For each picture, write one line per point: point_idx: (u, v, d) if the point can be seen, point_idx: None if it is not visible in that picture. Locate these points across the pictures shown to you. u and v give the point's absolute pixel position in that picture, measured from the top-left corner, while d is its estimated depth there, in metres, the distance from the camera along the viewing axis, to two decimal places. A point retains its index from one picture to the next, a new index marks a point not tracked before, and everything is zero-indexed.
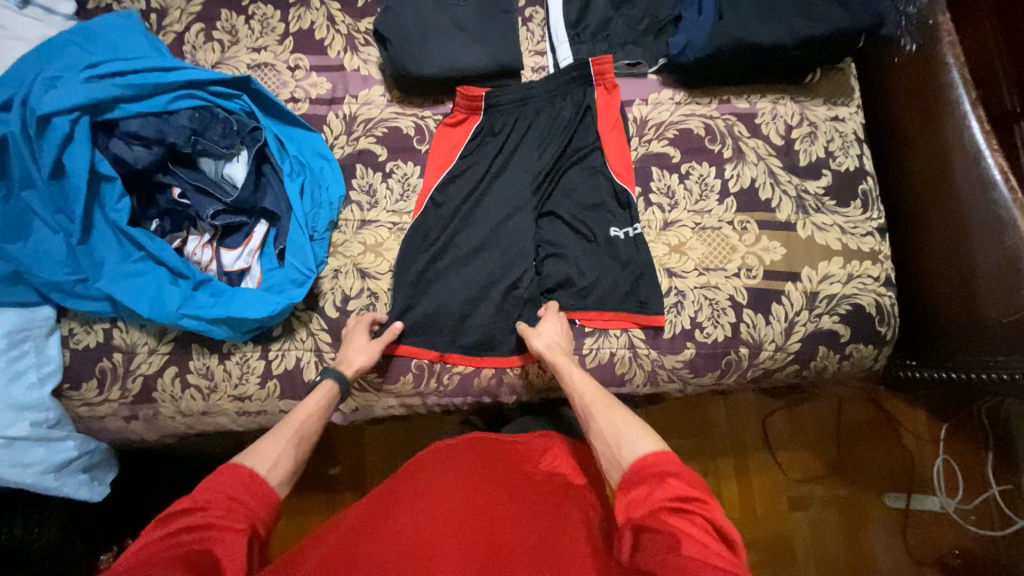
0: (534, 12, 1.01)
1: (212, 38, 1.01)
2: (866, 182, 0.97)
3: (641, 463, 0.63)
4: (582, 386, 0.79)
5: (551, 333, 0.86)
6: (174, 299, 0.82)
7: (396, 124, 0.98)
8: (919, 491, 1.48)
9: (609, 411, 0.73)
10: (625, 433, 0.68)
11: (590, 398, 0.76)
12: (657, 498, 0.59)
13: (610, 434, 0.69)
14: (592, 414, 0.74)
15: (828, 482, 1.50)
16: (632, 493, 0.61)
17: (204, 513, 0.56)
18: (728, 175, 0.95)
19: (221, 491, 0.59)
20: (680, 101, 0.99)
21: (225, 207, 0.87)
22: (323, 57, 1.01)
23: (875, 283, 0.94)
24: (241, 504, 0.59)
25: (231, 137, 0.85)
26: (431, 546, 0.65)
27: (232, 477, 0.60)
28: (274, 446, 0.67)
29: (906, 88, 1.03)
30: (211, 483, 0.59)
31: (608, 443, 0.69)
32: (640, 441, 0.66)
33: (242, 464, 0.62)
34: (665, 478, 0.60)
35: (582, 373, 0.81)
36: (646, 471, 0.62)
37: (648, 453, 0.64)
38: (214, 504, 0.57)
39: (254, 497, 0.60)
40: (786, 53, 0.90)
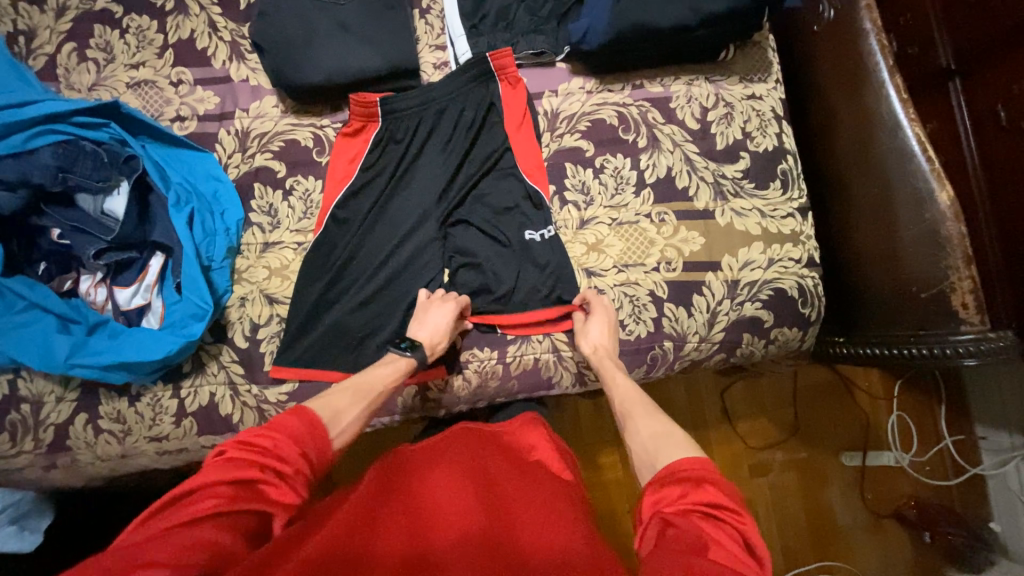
0: (432, 3, 0.94)
1: (87, 57, 0.94)
2: (785, 161, 0.94)
3: (679, 464, 0.58)
4: (626, 392, 0.77)
5: (599, 331, 0.84)
6: (63, 348, 0.78)
7: (293, 136, 0.92)
8: (874, 448, 1.51)
9: (652, 416, 0.71)
10: (666, 437, 0.65)
11: (632, 405, 0.74)
12: (693, 500, 0.54)
13: (652, 437, 0.66)
14: (634, 419, 0.71)
15: (788, 447, 1.52)
16: (665, 491, 0.56)
17: (276, 457, 0.58)
18: (643, 165, 0.92)
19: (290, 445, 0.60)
20: (591, 90, 0.94)
21: (110, 245, 0.82)
22: (207, 69, 0.94)
23: (797, 265, 0.92)
24: (308, 455, 0.61)
25: (105, 170, 0.80)
26: (439, 526, 0.59)
27: (310, 430, 0.63)
28: (340, 406, 0.70)
29: (826, 57, 0.99)
30: (291, 426, 0.61)
31: (648, 446, 0.66)
32: (682, 448, 0.62)
33: (320, 418, 0.65)
34: (705, 482, 0.55)
35: (628, 382, 0.79)
36: (684, 471, 0.57)
37: (680, 458, 0.59)
38: (287, 452, 0.59)
39: (317, 454, 0.62)
40: (691, 33, 0.85)
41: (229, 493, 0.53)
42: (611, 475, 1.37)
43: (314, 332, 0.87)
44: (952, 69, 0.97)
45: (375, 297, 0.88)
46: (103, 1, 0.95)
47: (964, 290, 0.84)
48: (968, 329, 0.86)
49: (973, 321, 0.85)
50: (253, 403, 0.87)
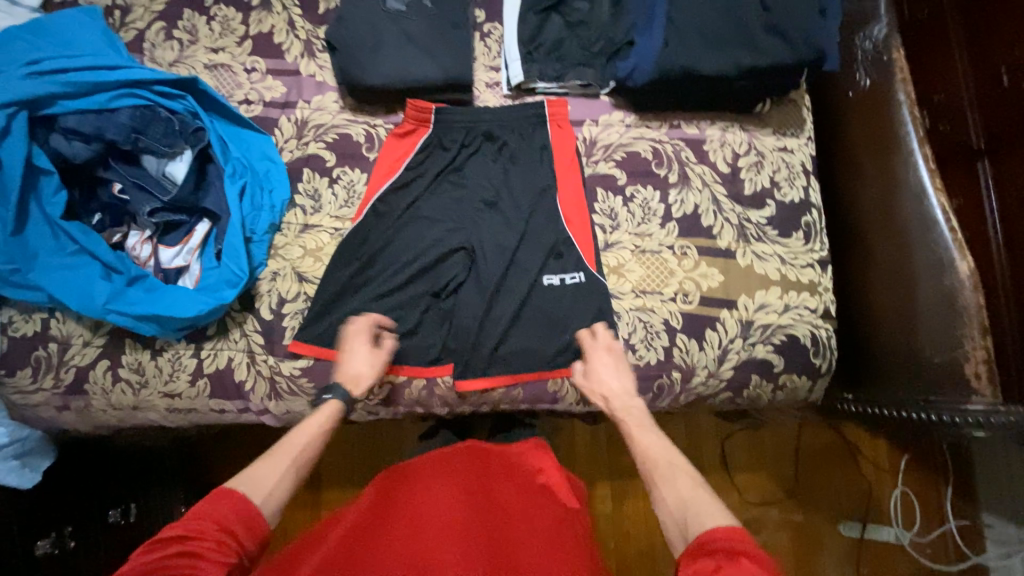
0: (492, 28, 1.02)
1: (173, 37, 1.02)
2: (810, 214, 0.97)
3: (710, 535, 0.59)
4: (653, 449, 0.76)
5: (621, 380, 0.86)
6: (103, 294, 0.82)
7: (347, 130, 0.98)
8: (874, 521, 1.46)
9: (679, 482, 0.70)
10: (691, 501, 0.67)
11: (660, 464, 0.74)
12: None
13: (675, 504, 0.67)
14: (657, 484, 0.71)
15: (785, 507, 1.48)
16: (699, 563, 0.58)
17: (198, 547, 0.58)
18: (671, 200, 0.96)
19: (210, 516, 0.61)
20: (630, 124, 0.99)
21: (164, 205, 0.88)
22: (280, 61, 1.01)
23: (812, 314, 0.94)
24: (231, 533, 0.61)
25: (174, 136, 0.86)
26: (435, 540, 0.64)
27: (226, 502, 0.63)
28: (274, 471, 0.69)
29: (858, 124, 1.03)
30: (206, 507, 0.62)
31: (673, 513, 0.67)
32: (714, 510, 0.64)
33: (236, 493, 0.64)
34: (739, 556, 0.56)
35: (655, 435, 0.78)
36: (714, 544, 0.58)
37: (715, 526, 0.61)
38: (206, 535, 0.59)
39: (250, 535, 0.62)
40: (732, 83, 0.90)
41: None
42: (602, 506, 1.35)
43: (337, 313, 0.90)
44: (982, 149, 0.93)
45: (399, 291, 0.92)
46: None
47: (978, 360, 0.85)
48: (978, 399, 0.85)
49: (984, 392, 0.85)
50: (267, 372, 0.90)
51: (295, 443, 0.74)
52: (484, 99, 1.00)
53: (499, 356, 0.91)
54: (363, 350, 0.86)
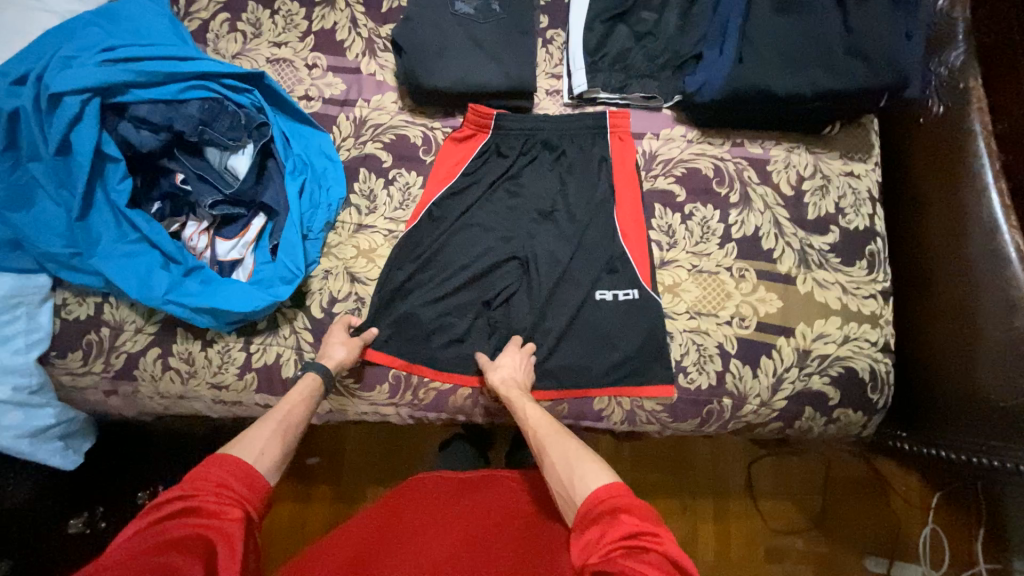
0: (555, 35, 1.00)
1: (236, 29, 1.03)
2: (875, 243, 0.94)
3: (587, 501, 0.60)
4: (540, 424, 0.76)
5: (510, 365, 0.85)
6: (162, 283, 0.83)
7: (404, 132, 0.98)
8: (902, 558, 1.39)
9: (560, 446, 0.70)
10: (577, 463, 0.66)
11: (546, 435, 0.73)
12: (610, 540, 0.56)
13: (562, 472, 0.67)
14: (546, 453, 0.71)
15: (810, 537, 1.43)
16: (584, 536, 0.59)
17: (200, 503, 0.59)
18: (731, 221, 0.93)
19: (210, 482, 0.61)
20: (692, 139, 0.97)
21: (224, 198, 0.88)
22: (341, 58, 1.01)
23: (872, 347, 0.91)
24: (232, 491, 0.61)
25: (239, 130, 0.87)
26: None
27: (219, 464, 0.63)
28: (262, 438, 0.69)
29: (925, 151, 0.99)
30: (201, 477, 0.61)
31: (560, 481, 0.66)
32: (596, 473, 0.63)
33: (230, 455, 0.65)
34: (617, 515, 0.57)
35: (536, 409, 0.78)
36: (596, 510, 0.59)
37: (592, 487, 0.62)
38: (204, 490, 0.60)
39: (251, 492, 0.63)
40: (805, 103, 0.87)
41: (154, 548, 0.54)
42: None
43: (388, 316, 0.90)
44: None
45: (449, 298, 0.91)
46: None
47: None
48: None
49: None
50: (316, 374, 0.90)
51: (282, 409, 0.76)
52: (543, 107, 0.98)
53: (546, 370, 0.89)
54: (342, 354, 0.84)
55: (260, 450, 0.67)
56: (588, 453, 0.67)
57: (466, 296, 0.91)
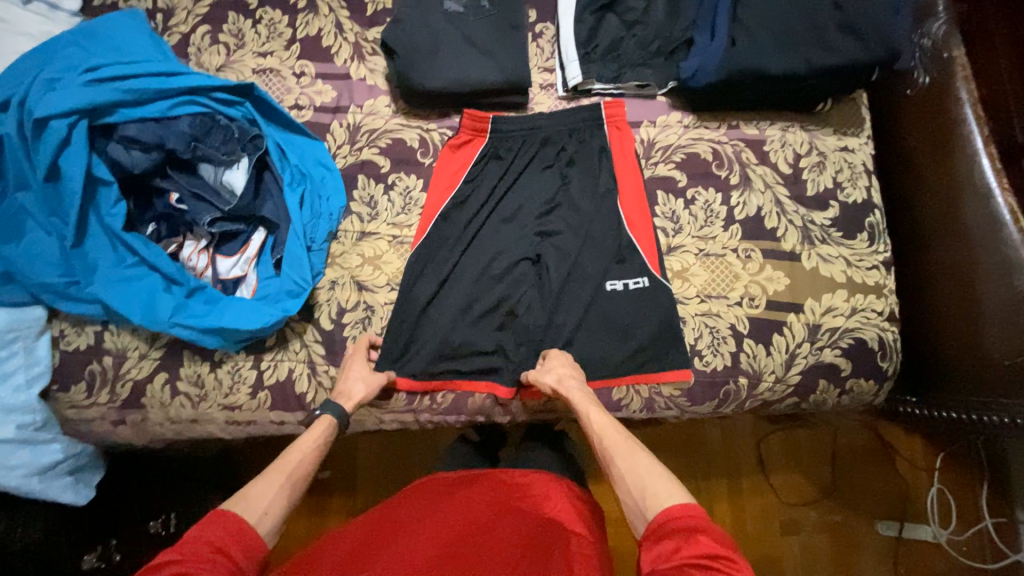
0: (545, 28, 1.00)
1: (218, 41, 1.00)
2: (873, 215, 0.95)
3: (665, 516, 0.59)
4: (603, 430, 0.74)
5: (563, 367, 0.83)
6: (166, 307, 0.81)
7: (401, 135, 0.97)
8: (911, 519, 1.42)
9: (632, 458, 0.68)
10: (648, 479, 0.65)
11: (612, 442, 0.72)
12: (686, 554, 0.54)
13: (635, 487, 0.65)
14: (615, 463, 0.69)
15: (821, 508, 1.45)
16: (657, 547, 0.57)
17: (190, 573, 0.54)
18: (733, 202, 0.94)
19: (205, 544, 0.57)
20: (689, 124, 0.97)
21: (223, 215, 0.86)
22: (329, 65, 0.99)
23: (879, 317, 0.92)
24: (228, 557, 0.58)
25: (232, 144, 0.85)
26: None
27: (218, 526, 0.59)
28: (267, 495, 0.65)
29: (913, 121, 1.01)
30: (199, 537, 0.58)
31: (633, 496, 0.65)
32: (665, 490, 0.63)
33: (231, 514, 0.61)
34: (694, 532, 0.56)
35: (600, 413, 0.76)
36: (674, 523, 0.58)
37: (669, 504, 0.61)
38: (200, 557, 0.56)
39: (245, 556, 0.59)
40: (800, 82, 0.88)
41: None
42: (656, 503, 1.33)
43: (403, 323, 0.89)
44: None
45: (461, 301, 0.90)
46: None
47: None
48: None
49: None
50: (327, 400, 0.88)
51: (292, 458, 0.70)
52: (538, 102, 0.98)
53: None
54: (361, 370, 0.83)
55: (264, 509, 0.63)
56: (664, 470, 0.66)
57: (477, 297, 0.90)
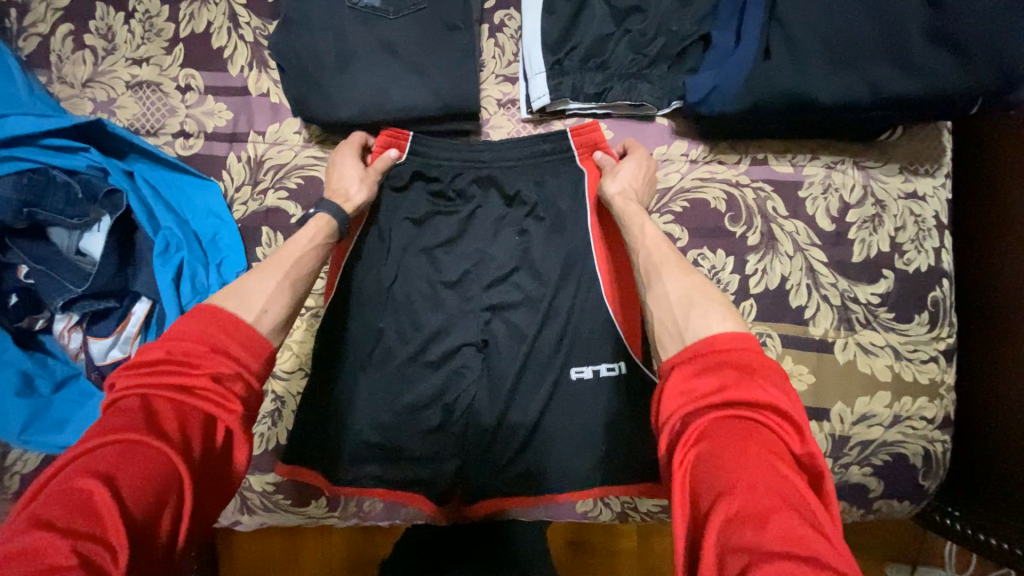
0: (506, 18, 0.74)
1: (83, 44, 0.77)
2: (940, 287, 0.71)
3: (706, 340, 0.44)
4: (653, 243, 0.57)
5: (630, 178, 0.67)
6: (17, 418, 0.65)
7: (316, 173, 0.74)
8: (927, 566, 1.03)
9: (676, 280, 0.51)
10: (699, 306, 0.48)
11: (661, 257, 0.55)
12: (734, 404, 0.39)
13: (678, 299, 0.49)
14: (659, 275, 0.53)
15: None
16: (693, 385, 0.41)
17: (182, 381, 0.42)
18: (749, 270, 0.71)
19: (196, 350, 0.44)
20: (697, 159, 0.72)
21: (83, 294, 0.68)
22: (221, 75, 0.76)
23: (928, 426, 0.71)
24: (225, 367, 0.44)
25: (80, 205, 0.68)
26: None
27: (222, 327, 0.46)
28: (262, 291, 0.51)
29: (1008, 149, 0.72)
30: (188, 331, 0.45)
31: (670, 313, 0.49)
32: (714, 320, 0.45)
33: (227, 312, 0.47)
34: (750, 376, 0.40)
35: (656, 230, 0.59)
36: (716, 355, 0.42)
37: (716, 333, 0.44)
38: (191, 371, 0.43)
39: (250, 367, 0.46)
40: (857, 115, 0.62)
41: (84, 488, 0.35)
42: None
43: (319, 426, 0.70)
44: None
45: (388, 396, 0.71)
46: None
47: None
48: None
49: None
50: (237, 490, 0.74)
51: (289, 256, 0.56)
52: (495, 125, 0.74)
53: (518, 475, 0.71)
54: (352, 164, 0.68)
55: (263, 308, 0.50)
56: (723, 296, 0.48)
57: (408, 389, 0.71)
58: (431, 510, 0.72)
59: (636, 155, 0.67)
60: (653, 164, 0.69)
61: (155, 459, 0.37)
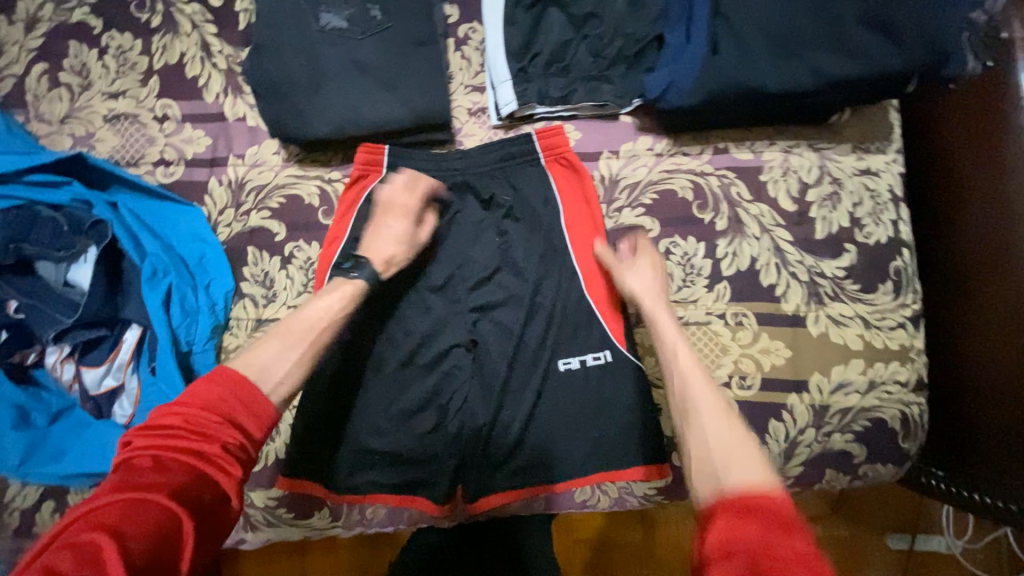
0: (470, 32, 0.77)
1: (59, 82, 0.78)
2: (901, 257, 0.75)
3: (742, 493, 0.44)
4: (685, 373, 0.57)
5: (646, 281, 0.67)
6: (15, 451, 0.66)
7: (297, 191, 0.76)
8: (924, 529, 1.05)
9: (718, 424, 0.52)
10: (738, 454, 0.48)
11: (696, 393, 0.55)
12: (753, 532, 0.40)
13: (715, 444, 0.50)
14: (696, 414, 0.53)
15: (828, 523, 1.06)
16: (721, 524, 0.42)
17: (189, 440, 0.45)
18: (720, 253, 0.74)
19: (206, 407, 0.47)
20: (662, 153, 0.76)
21: (73, 324, 0.69)
22: (197, 103, 0.78)
23: (902, 389, 0.74)
24: (230, 425, 0.47)
25: (64, 238, 0.69)
26: None
27: (232, 387, 0.49)
28: (275, 354, 0.54)
29: (951, 123, 0.77)
30: (200, 392, 0.48)
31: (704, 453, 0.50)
32: (755, 471, 0.46)
33: (236, 372, 0.51)
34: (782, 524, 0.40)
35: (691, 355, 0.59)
36: (748, 506, 0.43)
37: (757, 485, 0.44)
38: (198, 429, 0.46)
39: (253, 425, 0.49)
40: (805, 100, 0.66)
41: (94, 540, 0.36)
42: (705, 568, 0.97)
43: (316, 436, 0.71)
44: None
45: (382, 402, 0.73)
46: (81, 13, 0.79)
47: None
48: None
49: None
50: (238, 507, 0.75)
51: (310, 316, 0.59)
52: (468, 133, 0.77)
53: (515, 468, 0.73)
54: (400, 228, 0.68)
55: (280, 379, 0.53)
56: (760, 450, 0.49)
57: (401, 393, 0.73)
58: (433, 512, 0.73)
59: (648, 257, 0.70)
60: (661, 260, 0.70)
61: (158, 512, 0.40)
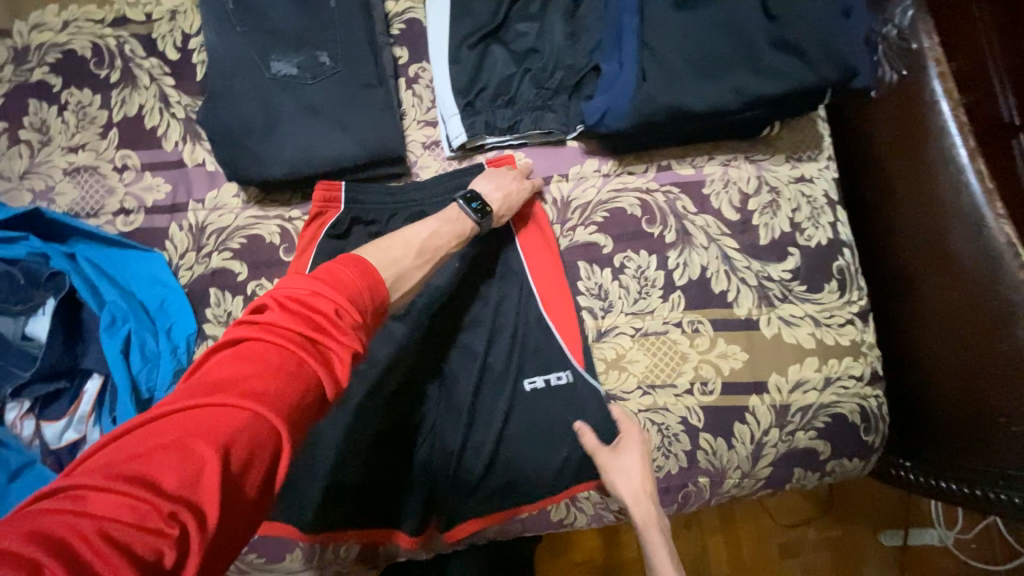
0: (419, 71, 0.81)
1: (19, 139, 0.80)
2: (843, 256, 0.78)
3: None
4: None
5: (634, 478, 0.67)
6: None
7: (257, 231, 0.77)
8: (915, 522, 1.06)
9: None
10: None
11: None
12: None
13: None
14: None
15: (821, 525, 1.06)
16: None
17: (306, 339, 0.42)
18: (672, 265, 0.77)
19: (327, 306, 0.45)
20: (609, 173, 0.80)
21: (31, 378, 0.68)
22: (156, 151, 0.80)
23: (858, 383, 0.76)
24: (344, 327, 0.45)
25: (25, 291, 0.71)
26: None
27: (352, 289, 0.47)
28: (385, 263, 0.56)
29: (877, 129, 0.82)
30: (323, 288, 0.46)
31: None
32: None
33: (357, 271, 0.49)
34: None
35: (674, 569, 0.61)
36: None
37: None
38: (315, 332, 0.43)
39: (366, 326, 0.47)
40: (733, 117, 0.71)
41: (201, 450, 0.34)
42: None
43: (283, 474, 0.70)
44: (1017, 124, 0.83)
45: (349, 435, 0.72)
46: (41, 72, 0.81)
47: None
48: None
49: None
50: None
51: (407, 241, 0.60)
52: (424, 165, 0.80)
53: (488, 491, 0.73)
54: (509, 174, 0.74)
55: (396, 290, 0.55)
56: None
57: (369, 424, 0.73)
58: (410, 544, 0.72)
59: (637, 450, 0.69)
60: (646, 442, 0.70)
61: (263, 426, 0.37)
